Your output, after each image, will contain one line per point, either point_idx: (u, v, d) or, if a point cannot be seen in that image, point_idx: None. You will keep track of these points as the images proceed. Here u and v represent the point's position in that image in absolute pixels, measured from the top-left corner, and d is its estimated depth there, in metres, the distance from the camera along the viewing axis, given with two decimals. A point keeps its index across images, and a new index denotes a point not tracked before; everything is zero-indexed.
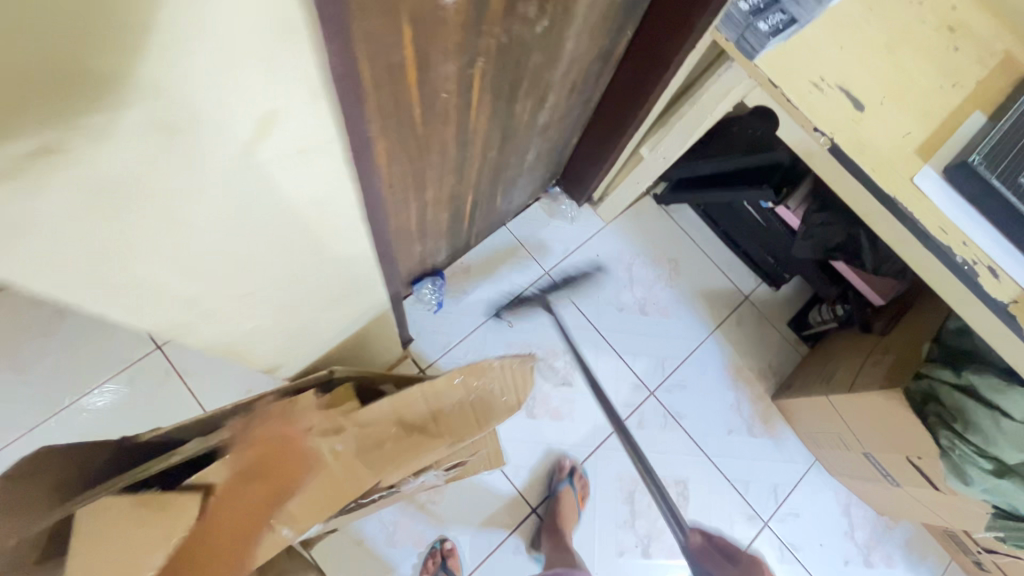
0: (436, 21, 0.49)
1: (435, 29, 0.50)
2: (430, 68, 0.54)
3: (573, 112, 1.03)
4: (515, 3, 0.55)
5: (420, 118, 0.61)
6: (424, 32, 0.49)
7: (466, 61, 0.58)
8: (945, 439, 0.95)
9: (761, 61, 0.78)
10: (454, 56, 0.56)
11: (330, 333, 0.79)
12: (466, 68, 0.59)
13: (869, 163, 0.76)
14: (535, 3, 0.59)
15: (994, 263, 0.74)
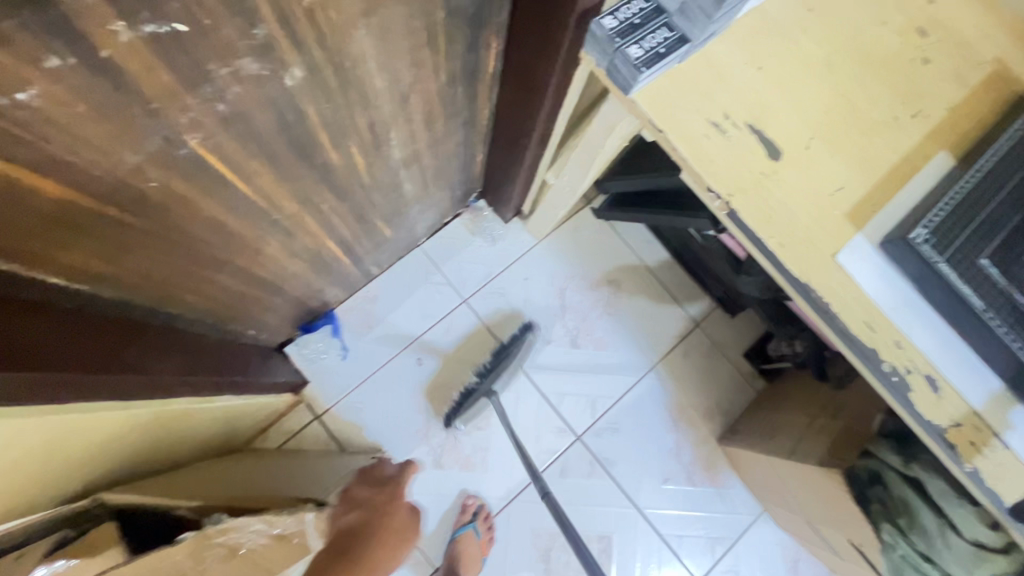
0: (27, 124, 0.33)
1: (40, 133, 0.34)
2: (83, 166, 0.39)
3: (455, 135, 0.85)
4: (201, 68, 0.39)
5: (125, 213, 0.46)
6: (18, 136, 0.34)
7: (163, 143, 0.42)
8: (886, 535, 0.79)
9: (638, 96, 0.59)
10: (126, 144, 0.40)
11: (160, 438, 0.74)
12: (170, 150, 0.44)
13: (775, 234, 0.58)
14: (255, 57, 0.42)
15: (933, 371, 0.56)
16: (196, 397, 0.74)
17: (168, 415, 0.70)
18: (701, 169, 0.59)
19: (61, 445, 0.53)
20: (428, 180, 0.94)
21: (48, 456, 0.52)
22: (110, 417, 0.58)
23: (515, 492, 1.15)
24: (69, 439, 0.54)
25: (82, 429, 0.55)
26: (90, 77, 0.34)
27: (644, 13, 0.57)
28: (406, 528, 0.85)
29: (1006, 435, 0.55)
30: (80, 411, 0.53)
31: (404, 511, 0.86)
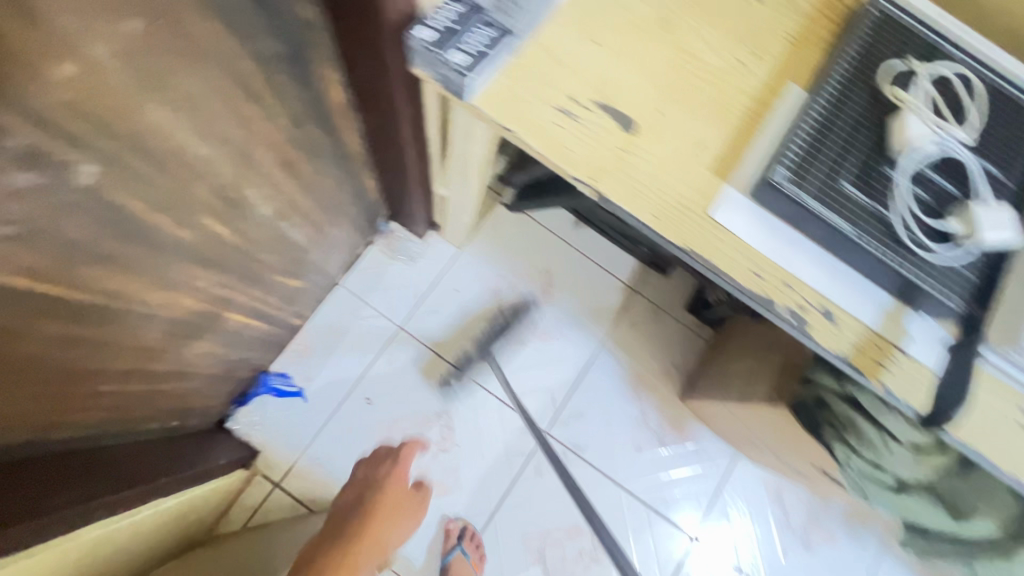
0: None
1: None
2: None
3: (330, 171, 0.82)
4: None
5: None
6: None
7: None
8: (840, 453, 0.81)
9: (479, 101, 0.56)
10: None
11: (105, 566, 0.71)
12: None
13: (647, 208, 0.57)
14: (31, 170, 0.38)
15: (826, 301, 0.57)
16: (114, 518, 0.69)
17: (104, 539, 0.68)
18: (559, 161, 0.57)
19: None
20: (320, 221, 0.90)
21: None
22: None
23: (496, 501, 1.14)
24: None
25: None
26: None
27: (461, 16, 0.54)
28: (405, 500, 0.94)
29: (907, 345, 0.56)
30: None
31: (405, 492, 0.94)
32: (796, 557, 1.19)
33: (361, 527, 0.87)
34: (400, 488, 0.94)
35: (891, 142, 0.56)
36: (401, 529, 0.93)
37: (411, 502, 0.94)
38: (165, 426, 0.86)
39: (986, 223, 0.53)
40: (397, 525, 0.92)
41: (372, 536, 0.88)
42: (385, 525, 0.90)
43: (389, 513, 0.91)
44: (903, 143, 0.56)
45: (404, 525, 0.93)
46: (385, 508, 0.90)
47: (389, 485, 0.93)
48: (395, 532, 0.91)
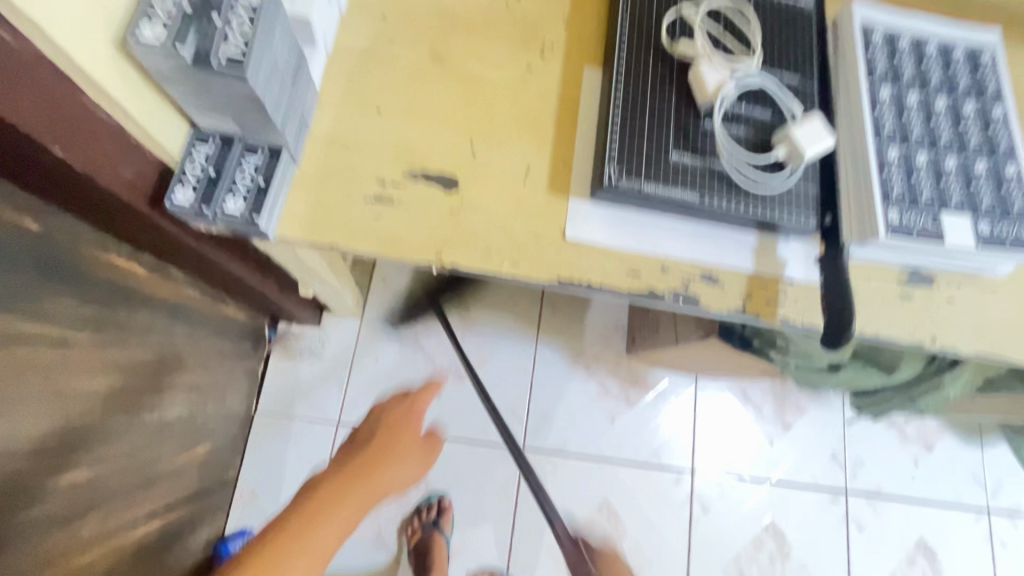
0: None
1: None
2: None
3: (174, 332, 0.73)
4: None
5: None
6: None
7: None
8: (775, 357, 0.85)
9: (281, 232, 0.50)
10: None
11: None
12: None
13: (504, 257, 0.54)
14: None
15: (703, 267, 0.57)
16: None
17: None
18: (396, 252, 0.52)
19: None
20: (194, 378, 0.81)
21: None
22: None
23: (508, 534, 1.13)
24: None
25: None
26: None
27: (214, 158, 0.47)
28: (415, 447, 0.80)
29: (786, 272, 0.58)
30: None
31: (413, 436, 0.82)
32: (782, 441, 1.27)
33: (349, 487, 0.71)
34: (409, 431, 0.83)
35: (697, 95, 0.56)
36: (405, 473, 0.75)
37: (421, 448, 0.81)
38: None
39: (806, 141, 0.55)
40: (403, 463, 0.76)
41: (374, 478, 0.72)
42: (389, 462, 0.75)
43: (391, 455, 0.76)
44: (708, 95, 0.55)
45: (410, 465, 0.77)
46: (388, 448, 0.77)
47: (399, 427, 0.83)
48: (396, 472, 0.74)
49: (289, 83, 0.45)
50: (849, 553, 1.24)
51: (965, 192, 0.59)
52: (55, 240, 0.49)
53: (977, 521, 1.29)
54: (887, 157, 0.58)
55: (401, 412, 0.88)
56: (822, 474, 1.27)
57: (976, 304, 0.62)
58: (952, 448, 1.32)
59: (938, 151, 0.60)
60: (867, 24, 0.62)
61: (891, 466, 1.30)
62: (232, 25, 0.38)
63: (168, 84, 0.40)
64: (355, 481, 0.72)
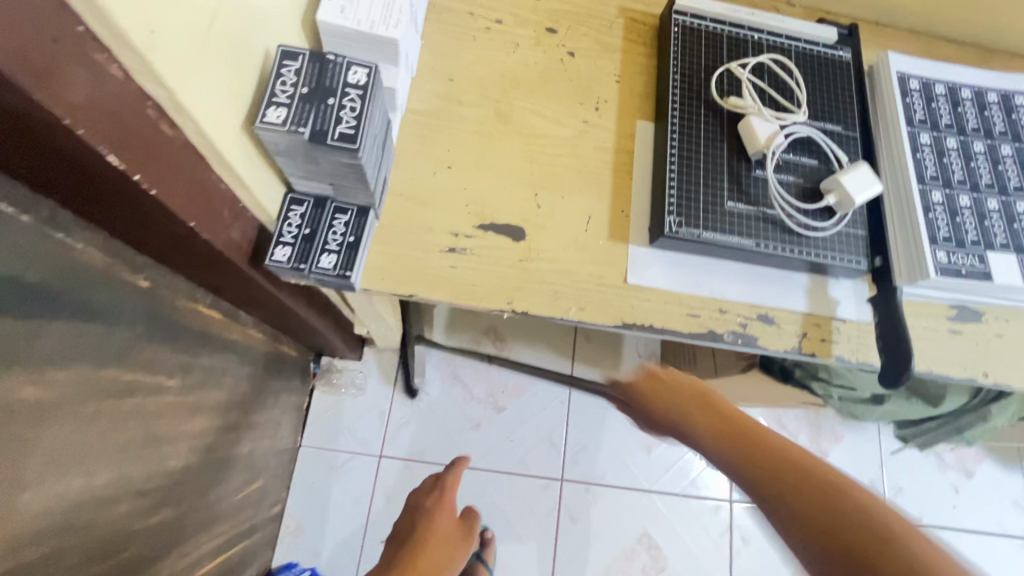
0: None
1: None
2: None
3: (240, 373, 0.76)
4: None
5: None
6: None
7: None
8: (819, 390, 0.87)
9: (365, 283, 0.53)
10: None
11: None
12: None
13: (572, 302, 0.56)
14: None
15: (759, 308, 0.59)
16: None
17: None
18: (471, 301, 0.55)
19: None
20: (253, 415, 0.84)
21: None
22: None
23: (549, 567, 1.13)
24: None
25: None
26: None
27: (308, 217, 0.50)
28: (451, 530, 0.88)
29: (839, 312, 0.60)
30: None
31: (451, 519, 0.90)
32: None
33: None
34: (449, 514, 0.90)
35: (748, 146, 0.59)
36: (444, 565, 0.82)
37: (459, 535, 0.89)
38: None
39: (856, 187, 0.57)
40: (448, 554, 0.84)
41: (421, 570, 0.76)
42: (436, 551, 0.81)
43: (435, 544, 0.83)
44: (760, 146, 0.58)
45: (447, 560, 0.82)
46: (436, 534, 0.84)
47: (439, 514, 0.89)
48: (439, 565, 0.80)
49: (379, 150, 0.49)
50: None
51: (1007, 231, 0.61)
52: (158, 294, 0.53)
53: (1022, 549, 1.27)
54: (932, 200, 0.61)
55: (433, 498, 0.94)
56: None
57: None
58: (991, 474, 1.32)
59: (980, 193, 0.63)
60: (904, 74, 0.66)
61: (930, 493, 1.29)
62: (343, 105, 0.42)
63: (279, 155, 0.44)
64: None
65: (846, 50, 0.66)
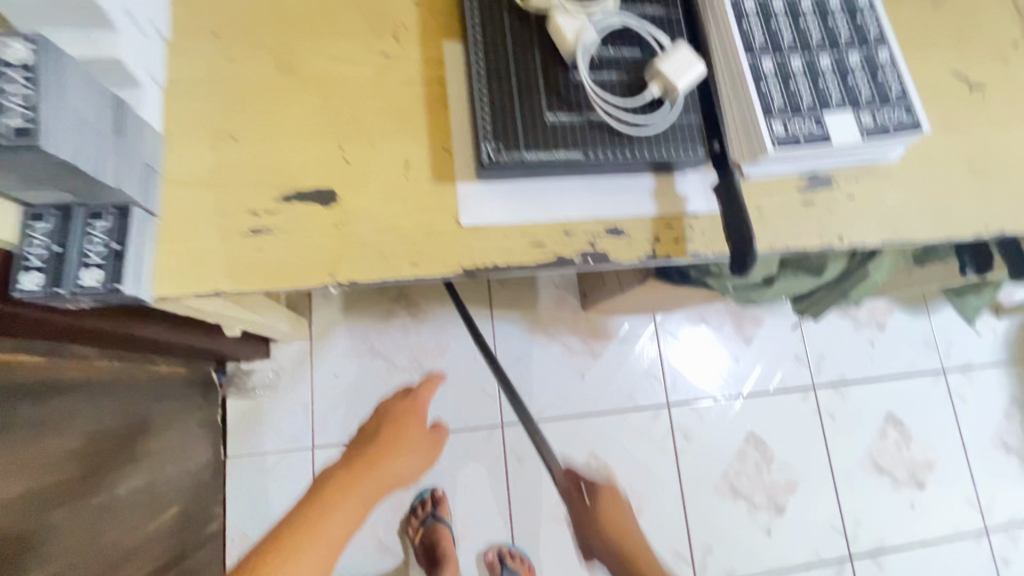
0: None
1: None
2: None
3: (100, 409, 0.69)
4: None
5: None
6: None
7: None
8: (714, 283, 0.86)
9: (157, 291, 0.47)
10: None
11: None
12: None
13: (403, 260, 0.52)
14: None
15: (606, 222, 0.56)
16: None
17: None
18: (288, 283, 0.50)
19: None
20: (140, 446, 0.78)
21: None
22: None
23: (506, 507, 1.15)
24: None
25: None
26: None
27: (55, 233, 0.43)
28: (420, 438, 0.68)
29: (689, 208, 0.58)
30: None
31: (420, 430, 0.69)
32: (747, 355, 1.32)
33: (352, 489, 0.60)
34: (417, 425, 0.69)
35: (560, 48, 0.54)
36: (408, 466, 0.66)
37: (427, 439, 0.69)
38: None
39: (677, 72, 0.53)
40: (405, 458, 0.66)
41: (373, 474, 0.62)
42: (390, 457, 0.65)
43: (395, 444, 0.66)
44: (570, 46, 0.53)
45: (415, 459, 0.67)
46: (396, 440, 0.67)
47: (406, 417, 0.69)
48: (398, 465, 0.64)
49: (114, 137, 0.42)
50: (826, 441, 1.30)
51: (843, 88, 0.59)
52: None
53: (934, 381, 1.38)
54: (762, 69, 0.57)
55: (401, 406, 0.71)
56: (789, 376, 1.32)
57: (875, 194, 0.63)
58: (900, 321, 1.40)
59: (811, 52, 0.60)
60: None
61: (851, 352, 1.36)
62: (7, 91, 0.35)
63: None
64: (351, 489, 0.60)
65: None
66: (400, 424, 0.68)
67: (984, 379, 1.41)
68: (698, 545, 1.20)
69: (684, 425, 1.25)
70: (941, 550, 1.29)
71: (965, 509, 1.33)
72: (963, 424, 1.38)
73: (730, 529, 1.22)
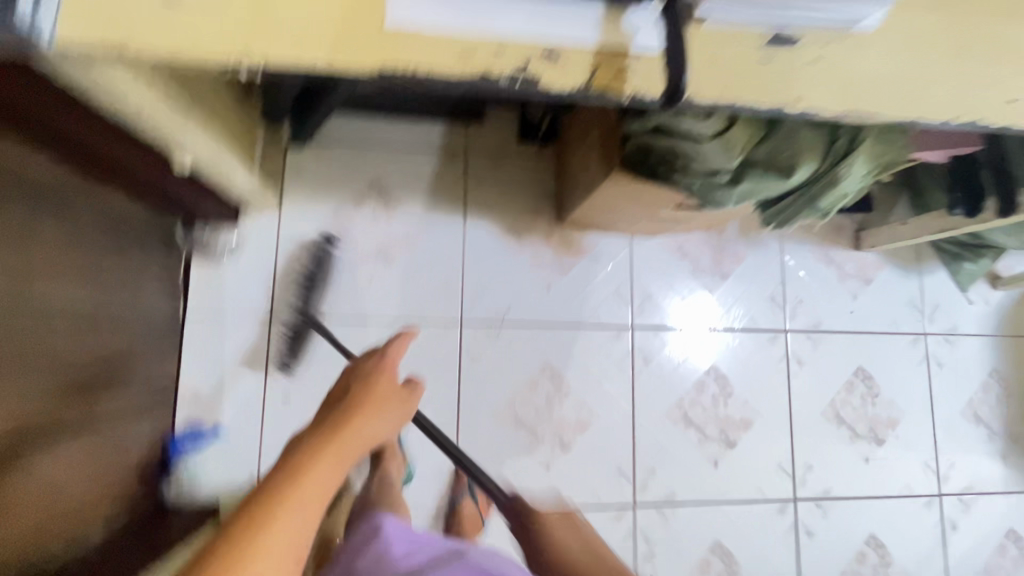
0: None
1: None
2: None
3: (38, 212, 0.69)
4: None
5: None
6: None
7: None
8: (680, 181, 0.84)
9: (62, 35, 0.46)
10: None
11: None
12: None
13: (320, 49, 0.50)
14: None
15: (543, 44, 0.53)
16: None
17: None
18: (196, 53, 0.48)
19: None
20: (85, 268, 0.79)
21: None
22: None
23: (456, 402, 1.16)
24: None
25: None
26: None
27: None
28: (393, 396, 0.73)
29: (635, 43, 0.55)
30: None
31: (389, 385, 0.74)
32: (721, 289, 1.29)
33: (329, 447, 0.59)
34: (388, 381, 0.74)
35: None
36: (384, 425, 0.69)
37: (398, 394, 0.74)
38: (81, 543, 0.78)
39: None
40: (383, 414, 0.69)
41: (350, 435, 0.62)
42: (368, 416, 0.67)
43: (370, 405, 0.69)
44: None
45: (388, 416, 0.71)
46: (370, 398, 0.70)
47: (375, 377, 0.74)
48: (375, 424, 0.67)
49: None
50: (790, 386, 1.28)
51: None
52: None
53: (913, 343, 1.35)
54: None
55: (371, 364, 0.78)
56: (762, 316, 1.29)
57: (843, 61, 0.59)
58: (888, 278, 1.35)
59: None
60: None
61: (830, 301, 1.32)
62: None
63: None
64: (330, 444, 0.59)
65: None
66: (374, 381, 0.72)
67: (966, 347, 1.37)
68: (642, 466, 1.20)
69: (645, 349, 1.24)
70: (889, 506, 1.28)
71: (922, 471, 1.31)
72: (935, 388, 1.34)
73: (678, 456, 1.22)
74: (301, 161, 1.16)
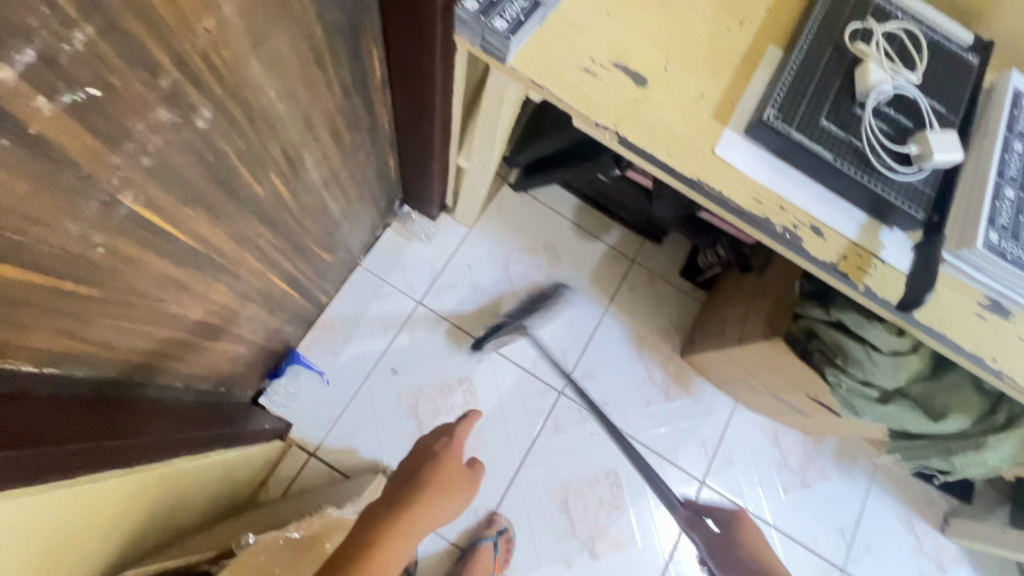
0: (34, 213, 0.38)
1: (35, 221, 0.39)
2: (59, 245, 0.43)
3: (364, 145, 0.90)
4: (141, 137, 0.44)
5: (92, 285, 0.49)
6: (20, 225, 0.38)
7: (121, 207, 0.47)
8: (830, 376, 0.89)
9: (515, 62, 0.68)
10: (83, 216, 0.43)
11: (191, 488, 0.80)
12: (126, 212, 0.47)
13: (663, 146, 0.67)
14: (177, 112, 0.46)
15: (815, 219, 0.68)
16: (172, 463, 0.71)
17: (179, 481, 0.75)
18: (585, 109, 0.67)
19: (73, 537, 0.57)
20: (352, 194, 0.98)
21: (40, 544, 0.51)
22: (96, 491, 0.57)
23: (521, 459, 1.21)
24: (71, 514, 0.54)
25: (67, 516, 0.54)
26: (52, 167, 0.38)
27: None
28: (459, 477, 0.70)
29: (882, 253, 0.68)
30: (71, 485, 0.52)
31: (455, 470, 0.70)
32: (795, 495, 1.29)
33: (401, 527, 0.60)
34: (455, 462, 0.71)
35: (857, 86, 0.68)
36: (450, 511, 0.68)
37: (465, 478, 0.71)
38: (198, 398, 0.85)
39: (938, 145, 0.66)
40: (451, 498, 0.68)
41: (423, 511, 0.64)
42: (439, 497, 0.66)
43: (442, 484, 0.68)
44: (867, 86, 0.67)
45: (456, 498, 0.69)
46: (437, 480, 0.68)
47: (445, 457, 0.71)
48: (445, 507, 0.66)
49: None
50: None
51: None
52: (365, 14, 0.67)
53: None
54: (1004, 193, 0.67)
55: (440, 445, 0.73)
56: (825, 544, 1.27)
57: None
58: None
59: None
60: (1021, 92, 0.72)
61: (896, 568, 1.28)
62: None
63: None
64: (402, 522, 0.60)
65: (975, 57, 0.74)
66: (442, 463, 0.70)
67: None
68: None
69: None
70: None
71: None
72: None
73: None
74: (506, 201, 1.36)
